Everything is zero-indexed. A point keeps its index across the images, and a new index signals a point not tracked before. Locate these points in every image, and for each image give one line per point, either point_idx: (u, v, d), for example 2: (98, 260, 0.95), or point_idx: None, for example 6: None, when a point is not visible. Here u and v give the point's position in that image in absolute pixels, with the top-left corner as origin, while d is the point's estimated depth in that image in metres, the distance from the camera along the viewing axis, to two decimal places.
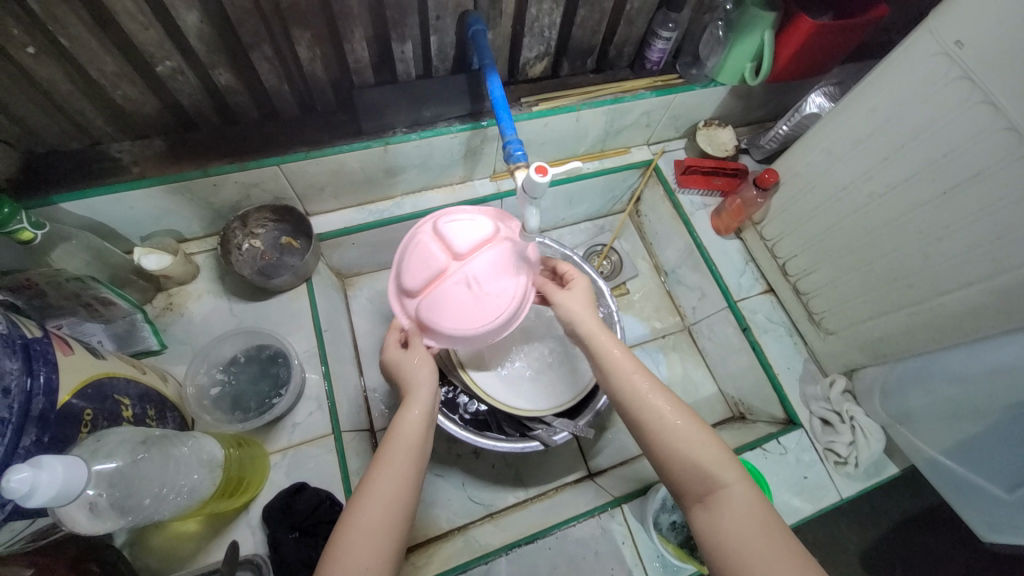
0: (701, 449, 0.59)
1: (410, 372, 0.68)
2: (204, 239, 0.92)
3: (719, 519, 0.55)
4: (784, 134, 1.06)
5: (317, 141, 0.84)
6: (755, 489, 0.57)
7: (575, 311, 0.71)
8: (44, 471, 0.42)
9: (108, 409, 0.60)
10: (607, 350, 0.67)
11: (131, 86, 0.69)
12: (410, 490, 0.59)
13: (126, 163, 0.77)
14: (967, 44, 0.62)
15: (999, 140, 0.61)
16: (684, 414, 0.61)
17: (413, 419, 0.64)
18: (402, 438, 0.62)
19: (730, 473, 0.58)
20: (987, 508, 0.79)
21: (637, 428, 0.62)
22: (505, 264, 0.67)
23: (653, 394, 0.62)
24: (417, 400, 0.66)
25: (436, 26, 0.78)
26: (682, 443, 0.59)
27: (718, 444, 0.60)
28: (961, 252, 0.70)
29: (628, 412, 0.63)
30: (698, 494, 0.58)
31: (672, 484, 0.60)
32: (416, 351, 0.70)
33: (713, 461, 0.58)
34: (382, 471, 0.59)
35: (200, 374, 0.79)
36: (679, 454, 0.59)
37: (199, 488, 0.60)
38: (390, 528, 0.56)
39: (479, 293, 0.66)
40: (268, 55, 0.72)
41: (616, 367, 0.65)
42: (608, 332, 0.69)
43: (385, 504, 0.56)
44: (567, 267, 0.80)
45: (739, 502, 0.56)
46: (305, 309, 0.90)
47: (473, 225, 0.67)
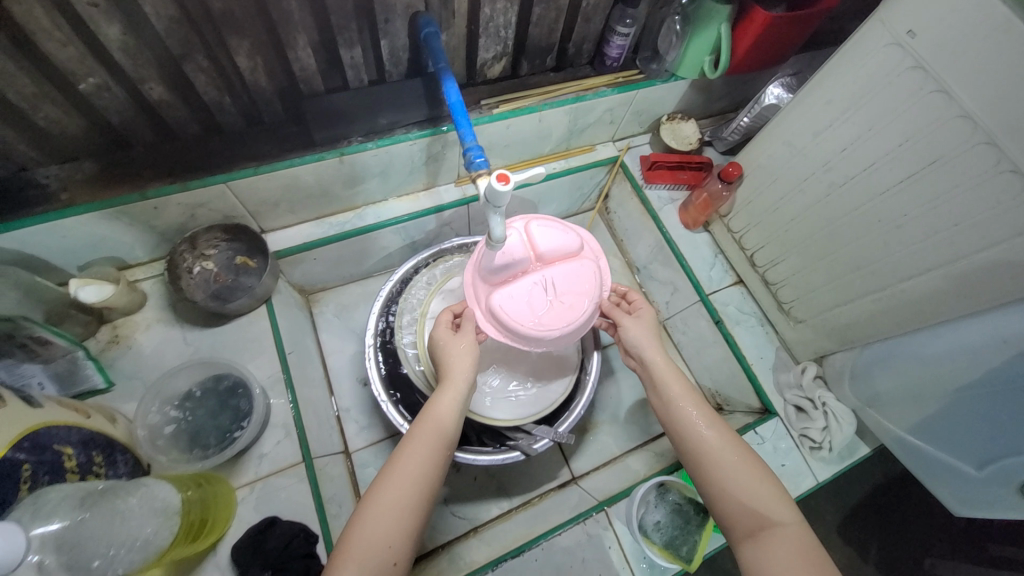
0: (756, 484, 0.60)
1: (449, 359, 0.70)
2: (149, 264, 0.86)
3: (770, 556, 0.55)
4: (746, 126, 1.06)
5: (267, 155, 0.79)
6: (808, 534, 0.57)
7: (641, 342, 0.72)
8: None
9: (50, 461, 0.55)
10: (668, 380, 0.69)
11: (51, 106, 0.64)
12: (433, 473, 0.61)
13: (54, 189, 0.71)
14: (919, 33, 0.62)
15: (953, 128, 0.62)
16: (739, 448, 0.63)
17: (447, 403, 0.66)
18: (437, 423, 0.64)
19: (785, 512, 0.58)
20: (959, 483, 0.81)
21: (691, 455, 0.65)
22: (582, 277, 0.73)
23: (710, 424, 0.65)
24: (453, 389, 0.67)
25: (386, 29, 0.75)
26: (738, 474, 0.61)
27: (773, 482, 0.61)
28: (920, 239, 0.71)
29: (684, 439, 0.66)
30: (748, 528, 0.58)
31: (722, 515, 0.61)
32: (466, 337, 0.71)
33: (768, 497, 0.59)
34: (416, 450, 0.61)
35: (152, 413, 0.74)
36: (732, 485, 0.61)
37: (154, 540, 0.55)
38: (412, 509, 0.58)
39: (554, 294, 0.71)
40: (204, 66, 0.67)
41: (675, 397, 0.68)
42: (672, 366, 0.71)
43: (413, 482, 0.59)
44: (636, 294, 0.80)
45: (793, 539, 0.56)
46: (266, 332, 0.86)
47: (560, 235, 0.74)
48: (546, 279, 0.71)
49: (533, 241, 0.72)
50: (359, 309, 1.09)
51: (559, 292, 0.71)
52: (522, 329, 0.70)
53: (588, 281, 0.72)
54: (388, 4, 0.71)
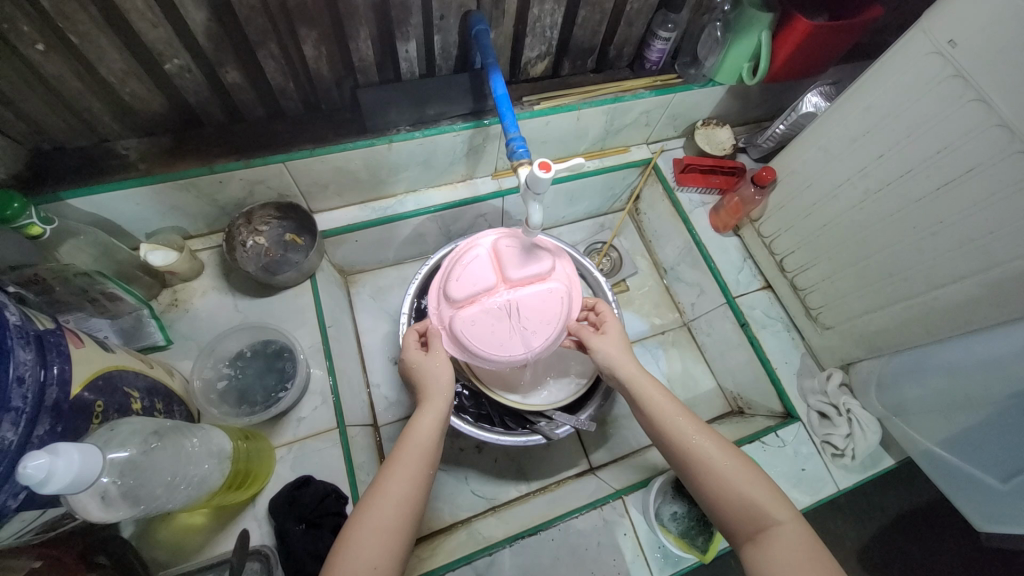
0: (748, 485, 0.60)
1: (432, 377, 0.71)
2: (208, 236, 0.92)
3: (772, 556, 0.55)
4: (781, 133, 1.07)
5: (322, 139, 0.85)
6: (807, 528, 0.57)
7: (611, 358, 0.74)
8: (60, 458, 0.43)
9: (118, 401, 0.60)
10: (649, 390, 0.69)
11: (138, 83, 0.70)
12: (420, 489, 0.60)
13: (132, 160, 0.78)
14: (960, 43, 0.63)
15: (991, 137, 0.63)
16: (724, 452, 0.63)
17: (430, 421, 0.66)
18: (416, 441, 0.63)
19: (782, 510, 0.58)
20: (985, 498, 0.80)
21: (682, 469, 0.64)
22: (548, 301, 0.77)
23: (695, 434, 0.64)
24: (435, 406, 0.68)
25: (439, 25, 0.79)
26: (729, 480, 0.61)
27: (764, 480, 0.61)
28: (955, 246, 0.72)
29: (673, 455, 0.65)
30: (749, 530, 0.58)
31: (724, 521, 0.61)
32: (434, 352, 0.74)
33: (762, 497, 0.59)
34: (398, 471, 0.60)
35: (207, 368, 0.80)
36: (727, 490, 0.60)
37: (209, 478, 0.60)
38: (405, 525, 0.57)
39: (516, 321, 0.76)
40: (274, 53, 0.73)
41: (659, 409, 0.67)
42: (648, 375, 0.71)
43: (396, 505, 0.58)
44: (603, 306, 0.82)
45: (792, 538, 0.56)
46: (309, 305, 0.91)
47: (529, 260, 0.78)
48: (511, 305, 0.76)
49: (500, 267, 0.78)
50: (393, 292, 1.14)
51: (523, 316, 0.76)
52: (484, 350, 0.75)
53: (551, 307, 0.78)
54: (444, 1, 0.76)
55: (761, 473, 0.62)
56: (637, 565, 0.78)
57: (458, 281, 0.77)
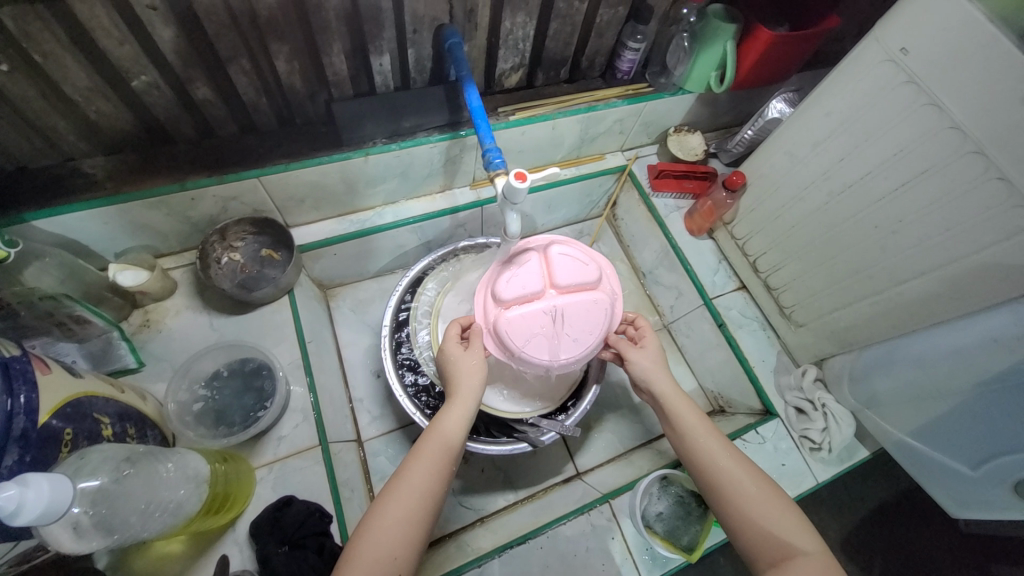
0: (776, 513, 0.61)
1: (458, 375, 0.69)
2: (180, 254, 0.90)
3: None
4: (749, 139, 1.11)
5: (296, 153, 0.84)
6: (832, 560, 0.58)
7: (648, 377, 0.73)
8: (30, 489, 0.41)
9: (88, 429, 0.58)
10: (684, 411, 0.70)
11: (104, 101, 0.69)
12: (438, 483, 0.61)
13: (99, 179, 0.76)
14: (911, 50, 0.67)
15: (945, 139, 0.67)
16: (757, 478, 0.64)
17: (457, 420, 0.65)
18: (441, 435, 0.64)
19: (809, 540, 0.59)
20: (956, 484, 0.83)
21: (710, 488, 0.65)
22: (595, 312, 0.71)
23: (729, 458, 0.66)
24: (461, 404, 0.67)
25: (413, 39, 0.80)
26: (758, 505, 0.62)
27: (793, 511, 0.62)
28: (915, 243, 0.75)
29: (703, 473, 0.66)
30: (773, 556, 0.59)
31: (744, 543, 0.62)
32: (474, 354, 0.70)
33: (789, 526, 0.60)
34: (420, 463, 0.61)
35: (182, 390, 0.78)
36: (755, 515, 0.61)
37: (186, 504, 0.59)
38: (420, 520, 0.59)
39: (563, 330, 0.69)
40: (246, 69, 0.72)
41: (693, 430, 0.69)
42: (686, 399, 0.71)
43: (418, 500, 0.59)
44: (643, 321, 0.80)
45: (818, 564, 0.56)
46: (288, 321, 0.90)
47: (578, 266, 0.71)
48: (560, 313, 0.69)
49: (552, 269, 0.70)
50: (374, 305, 1.13)
51: (568, 325, 0.69)
52: (526, 358, 0.69)
53: (600, 319, 0.71)
54: (417, 16, 0.76)
55: (790, 504, 0.63)
56: (625, 568, 0.79)
57: (507, 280, 0.70)
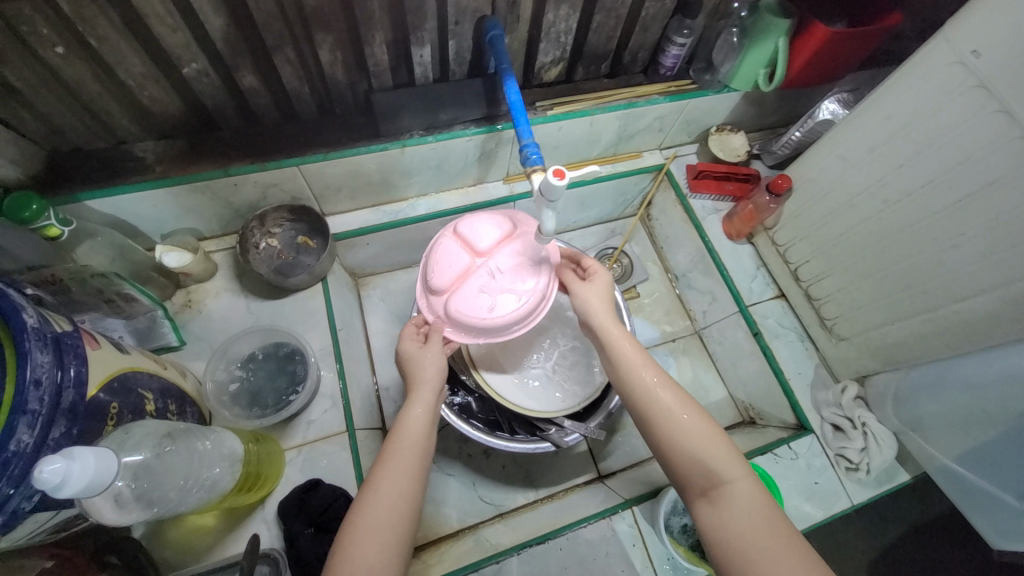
0: (705, 442, 0.60)
1: (419, 366, 0.71)
2: (221, 237, 0.93)
3: (722, 514, 0.56)
4: (797, 141, 1.06)
5: (336, 143, 0.85)
6: (761, 489, 0.58)
7: (588, 306, 0.72)
8: (75, 462, 0.43)
9: (133, 403, 0.61)
10: (619, 344, 0.68)
11: (156, 87, 0.71)
12: (414, 485, 0.62)
13: (149, 162, 0.79)
14: (984, 53, 0.62)
15: (1016, 150, 0.62)
16: (687, 408, 0.62)
17: (418, 416, 0.67)
18: (405, 438, 0.65)
19: (737, 469, 0.58)
20: (1004, 518, 0.78)
21: (643, 423, 0.64)
22: (526, 260, 0.71)
23: (661, 388, 0.63)
24: (422, 398, 0.69)
25: (454, 31, 0.79)
26: (687, 436, 0.60)
27: (724, 440, 0.60)
28: (976, 260, 0.70)
29: (636, 406, 0.64)
30: (703, 489, 0.59)
31: (677, 477, 0.61)
32: (432, 349, 0.72)
33: (718, 454, 0.59)
34: (389, 469, 0.61)
35: (219, 371, 0.81)
36: (686, 446, 0.60)
37: (221, 482, 0.61)
38: (402, 523, 0.59)
39: (505, 292, 0.70)
40: (291, 58, 0.73)
41: (625, 363, 0.67)
42: (620, 329, 0.70)
43: (393, 502, 0.59)
44: (590, 260, 0.76)
45: (743, 497, 0.57)
46: (320, 308, 0.91)
47: (490, 224, 0.72)
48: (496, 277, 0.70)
49: (469, 239, 0.71)
50: (403, 295, 1.14)
51: (508, 279, 0.70)
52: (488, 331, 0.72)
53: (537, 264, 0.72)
54: (460, 7, 0.76)
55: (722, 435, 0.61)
56: None
57: (434, 270, 0.72)
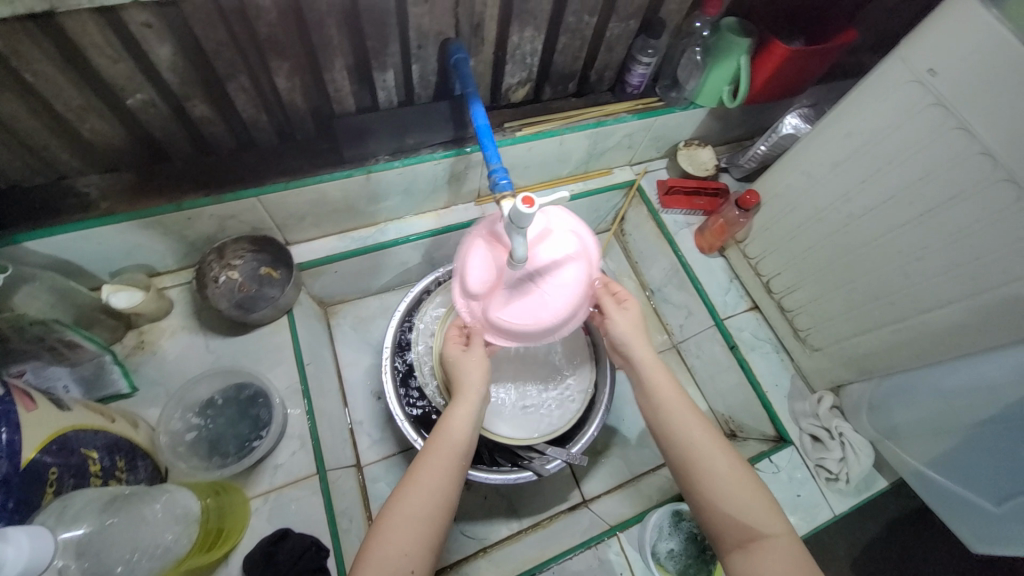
0: (745, 493, 0.58)
1: (463, 371, 0.69)
2: (177, 272, 0.88)
3: (762, 568, 0.53)
4: (762, 154, 1.07)
5: (297, 171, 0.82)
6: (802, 547, 0.55)
7: (627, 339, 0.70)
8: (9, 545, 0.39)
9: (75, 465, 0.56)
10: (659, 382, 0.67)
11: (98, 119, 0.67)
12: (455, 480, 0.60)
13: (93, 198, 0.74)
14: (939, 72, 0.64)
15: (974, 165, 0.63)
16: (727, 454, 0.61)
17: (464, 417, 0.65)
18: (452, 432, 0.63)
19: (776, 523, 0.57)
20: (981, 521, 0.80)
21: (678, 466, 0.62)
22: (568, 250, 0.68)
23: (701, 432, 0.63)
24: (468, 401, 0.66)
25: (417, 55, 0.78)
26: (726, 484, 0.59)
27: (764, 492, 0.59)
28: (940, 272, 0.72)
29: (674, 448, 0.63)
30: (739, 540, 0.57)
31: (711, 527, 0.59)
32: (474, 351, 0.70)
33: (757, 507, 0.58)
34: (433, 460, 0.60)
35: (175, 419, 0.75)
36: (724, 495, 0.59)
37: (176, 547, 0.56)
38: (437, 517, 0.57)
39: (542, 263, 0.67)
40: (245, 85, 0.70)
41: (667, 400, 0.65)
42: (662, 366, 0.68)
43: (436, 492, 0.58)
44: (618, 285, 0.76)
45: (783, 551, 0.54)
46: (286, 342, 0.87)
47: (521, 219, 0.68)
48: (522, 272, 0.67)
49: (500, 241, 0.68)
50: (375, 323, 1.10)
51: (547, 270, 0.67)
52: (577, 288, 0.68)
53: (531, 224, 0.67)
54: (422, 31, 0.74)
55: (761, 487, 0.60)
56: None
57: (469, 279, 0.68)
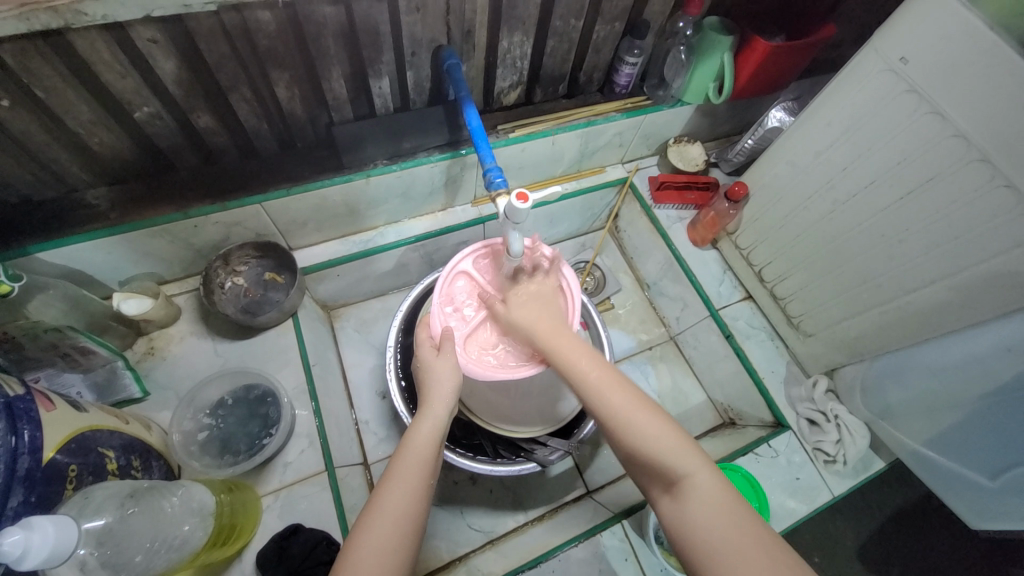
0: (663, 443, 0.55)
1: (434, 382, 0.67)
2: (184, 280, 0.91)
3: (686, 510, 0.52)
4: (750, 147, 1.11)
5: (298, 177, 0.85)
6: (720, 479, 0.54)
7: (526, 316, 0.68)
8: (35, 533, 0.41)
9: (92, 462, 0.57)
10: (558, 335, 0.65)
11: (107, 132, 0.70)
12: (419, 501, 0.58)
13: (103, 209, 0.76)
14: (911, 60, 0.66)
15: (948, 147, 0.66)
16: (632, 398, 0.59)
17: (427, 432, 0.63)
18: (414, 451, 0.61)
19: (691, 461, 0.54)
20: (976, 495, 0.81)
21: (604, 425, 0.59)
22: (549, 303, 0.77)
23: (613, 392, 0.59)
24: (432, 415, 0.65)
25: (412, 62, 0.81)
26: (641, 434, 0.56)
27: (677, 431, 0.57)
28: (922, 253, 0.74)
29: (598, 417, 0.60)
30: (663, 485, 0.55)
31: (641, 474, 0.58)
32: (445, 358, 0.69)
33: (672, 452, 0.55)
34: (394, 484, 0.58)
35: (186, 420, 0.78)
36: (640, 445, 0.56)
37: (191, 540, 0.58)
38: (403, 543, 0.55)
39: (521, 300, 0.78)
40: (247, 96, 0.73)
41: (569, 354, 0.63)
42: (565, 330, 0.66)
43: (393, 521, 0.55)
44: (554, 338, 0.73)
45: (704, 490, 0.52)
46: (292, 345, 0.89)
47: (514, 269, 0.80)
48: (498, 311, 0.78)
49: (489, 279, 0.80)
50: (378, 324, 1.13)
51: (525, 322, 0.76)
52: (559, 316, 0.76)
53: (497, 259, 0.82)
54: (415, 39, 0.77)
55: (668, 420, 0.58)
56: None
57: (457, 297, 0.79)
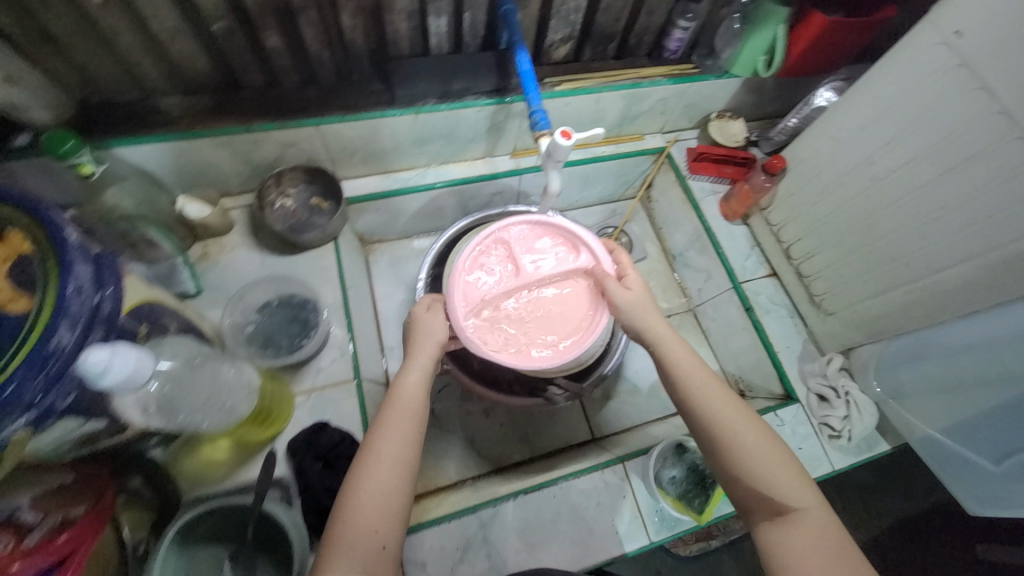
0: (782, 474, 0.61)
1: (427, 331, 0.73)
2: (240, 196, 0.98)
3: (791, 538, 0.59)
4: (793, 127, 1.10)
5: (352, 106, 0.89)
6: (832, 517, 0.60)
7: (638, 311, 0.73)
8: (118, 355, 0.48)
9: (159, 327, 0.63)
10: (679, 352, 0.70)
11: (187, 42, 0.75)
12: (413, 447, 0.63)
13: (175, 116, 0.83)
14: (966, 33, 0.66)
15: (992, 124, 0.66)
16: (753, 426, 0.64)
17: (414, 382, 0.67)
18: (404, 401, 0.65)
19: (807, 496, 0.61)
20: (978, 480, 0.83)
21: (713, 442, 0.64)
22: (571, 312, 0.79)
23: (731, 413, 0.65)
24: (417, 365, 0.69)
25: (470, 3, 0.83)
26: (760, 459, 0.62)
27: (796, 466, 0.62)
28: (954, 232, 0.74)
29: (706, 434, 0.65)
30: (768, 511, 0.61)
31: (741, 495, 0.63)
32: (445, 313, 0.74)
33: (790, 482, 0.61)
34: (389, 431, 0.62)
35: (234, 318, 0.85)
36: (750, 467, 0.62)
37: (237, 409, 0.67)
38: (401, 485, 0.60)
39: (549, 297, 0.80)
40: (314, 21, 0.77)
41: (688, 373, 0.68)
42: (681, 341, 0.71)
43: (392, 466, 0.60)
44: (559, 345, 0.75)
45: (813, 523, 0.59)
46: (331, 266, 0.95)
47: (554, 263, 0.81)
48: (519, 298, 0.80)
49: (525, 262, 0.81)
50: (409, 263, 1.18)
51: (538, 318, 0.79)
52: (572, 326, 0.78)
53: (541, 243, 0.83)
54: None
55: (785, 453, 0.64)
56: (633, 526, 0.81)
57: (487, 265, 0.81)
